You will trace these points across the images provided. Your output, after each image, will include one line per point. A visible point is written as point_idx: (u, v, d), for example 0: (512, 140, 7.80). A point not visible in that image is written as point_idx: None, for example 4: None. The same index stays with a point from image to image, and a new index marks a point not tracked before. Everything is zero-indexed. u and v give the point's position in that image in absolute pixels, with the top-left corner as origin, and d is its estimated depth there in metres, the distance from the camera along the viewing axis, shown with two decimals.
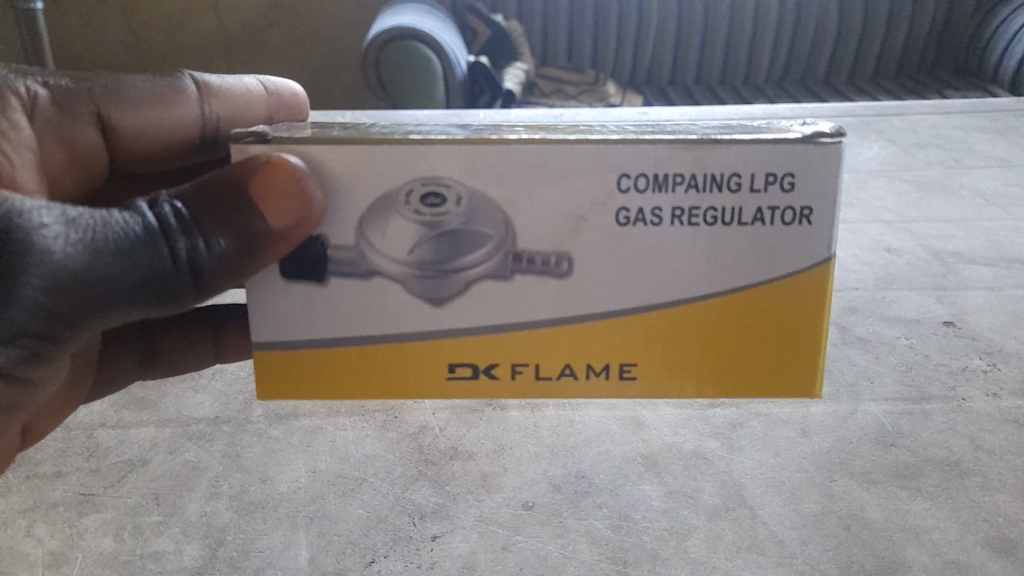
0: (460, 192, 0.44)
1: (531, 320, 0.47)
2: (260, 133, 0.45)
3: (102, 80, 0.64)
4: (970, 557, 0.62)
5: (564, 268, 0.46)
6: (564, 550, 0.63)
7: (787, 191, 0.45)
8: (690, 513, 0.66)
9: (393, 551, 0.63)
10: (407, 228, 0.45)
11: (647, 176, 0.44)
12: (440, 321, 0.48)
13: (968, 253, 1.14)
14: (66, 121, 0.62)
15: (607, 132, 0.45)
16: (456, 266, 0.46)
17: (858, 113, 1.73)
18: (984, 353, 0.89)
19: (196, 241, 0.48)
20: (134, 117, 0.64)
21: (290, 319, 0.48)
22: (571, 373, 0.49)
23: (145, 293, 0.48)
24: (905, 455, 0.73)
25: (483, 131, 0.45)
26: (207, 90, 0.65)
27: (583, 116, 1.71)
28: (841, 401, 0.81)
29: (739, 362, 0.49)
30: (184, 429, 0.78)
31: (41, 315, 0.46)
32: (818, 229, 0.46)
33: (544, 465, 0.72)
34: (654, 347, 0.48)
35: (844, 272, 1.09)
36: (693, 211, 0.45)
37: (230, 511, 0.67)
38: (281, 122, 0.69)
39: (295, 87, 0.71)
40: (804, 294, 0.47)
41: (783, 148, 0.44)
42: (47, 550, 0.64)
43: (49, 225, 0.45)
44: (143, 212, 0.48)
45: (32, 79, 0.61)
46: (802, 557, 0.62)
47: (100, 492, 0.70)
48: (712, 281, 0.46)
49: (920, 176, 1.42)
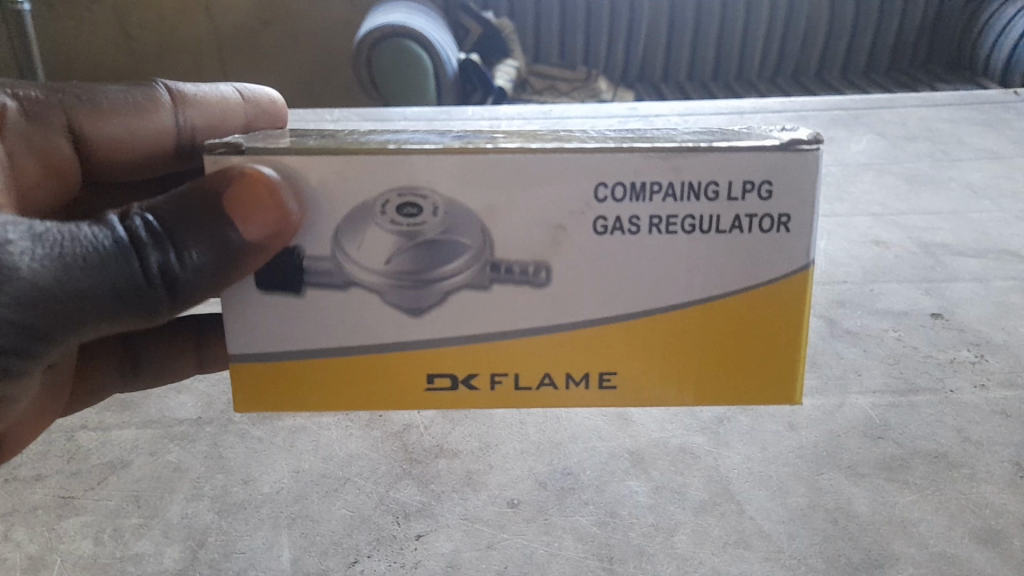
0: (436, 202, 0.44)
1: (512, 329, 0.47)
2: (234, 144, 0.45)
3: (76, 91, 0.65)
4: (957, 548, 0.62)
5: (543, 278, 0.46)
6: (550, 547, 0.62)
7: (765, 199, 0.45)
8: (677, 509, 0.66)
9: (376, 551, 0.62)
10: (384, 238, 0.45)
11: (624, 185, 0.44)
12: (420, 331, 0.48)
13: (957, 245, 1.13)
14: (38, 132, 0.62)
15: (586, 140, 0.45)
16: (434, 276, 0.46)
17: (847, 106, 1.73)
18: (973, 344, 0.88)
19: (169, 253, 0.47)
20: (110, 126, 0.65)
21: (267, 329, 0.48)
22: (551, 382, 0.49)
23: (117, 306, 0.47)
24: (893, 447, 0.72)
25: (465, 141, 0.45)
26: (183, 99, 0.67)
27: (573, 113, 1.71)
28: (829, 394, 0.80)
29: (721, 369, 0.49)
30: (166, 430, 0.77)
31: (12, 334, 0.45)
32: (797, 236, 0.46)
33: (530, 462, 0.71)
34: (635, 356, 0.48)
35: (834, 265, 1.08)
36: (671, 219, 0.45)
37: (212, 512, 0.67)
38: (259, 129, 0.71)
39: (271, 95, 0.74)
40: (785, 299, 0.47)
41: (761, 156, 0.44)
42: (27, 554, 0.63)
43: (16, 242, 0.44)
44: (114, 224, 0.47)
45: (3, 93, 0.62)
46: (789, 551, 0.62)
47: (81, 495, 0.69)
48: (692, 290, 0.47)
49: (910, 169, 1.42)
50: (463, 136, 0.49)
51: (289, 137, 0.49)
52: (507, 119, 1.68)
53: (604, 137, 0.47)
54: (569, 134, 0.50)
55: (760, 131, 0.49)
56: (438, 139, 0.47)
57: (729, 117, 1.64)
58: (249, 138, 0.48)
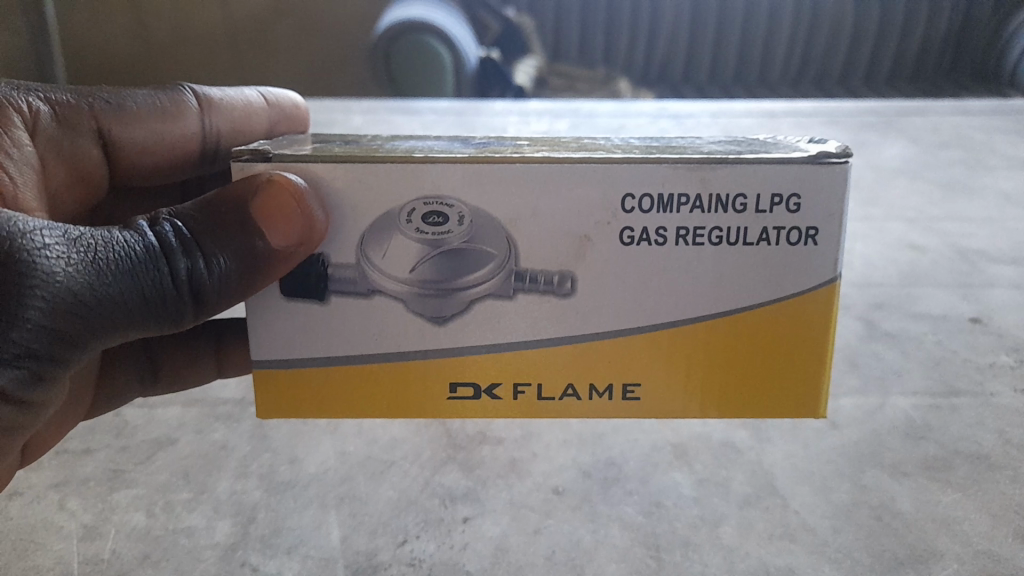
0: (462, 211, 0.46)
1: (534, 339, 0.49)
2: (259, 153, 0.47)
3: (103, 94, 0.69)
4: (1002, 547, 0.61)
5: (567, 287, 0.48)
6: (596, 535, 0.62)
7: (793, 211, 0.47)
8: (722, 502, 0.66)
9: (425, 532, 0.63)
10: (409, 247, 0.47)
11: (651, 196, 0.46)
12: (441, 340, 0.49)
13: (993, 252, 1.13)
14: (67, 136, 0.65)
15: (619, 151, 0.47)
16: (457, 284, 0.48)
17: (879, 113, 1.74)
18: (1012, 349, 0.88)
19: (197, 260, 0.49)
20: (139, 131, 0.69)
21: (290, 337, 0.50)
22: (574, 393, 0.51)
23: (145, 312, 0.48)
24: (934, 448, 0.73)
25: (490, 151, 0.47)
26: (209, 105, 0.73)
27: (601, 111, 1.72)
28: (870, 394, 0.81)
29: (742, 383, 0.51)
30: (210, 410, 0.79)
31: (44, 339, 0.46)
32: (824, 249, 0.48)
33: (573, 452, 0.72)
34: (656, 367, 0.50)
35: (869, 267, 1.09)
36: (698, 230, 0.47)
37: (260, 490, 0.67)
38: (282, 133, 0.80)
39: (294, 99, 0.82)
40: (807, 316, 0.49)
41: (790, 169, 0.46)
42: (81, 523, 0.64)
43: (51, 246, 0.46)
44: (143, 231, 0.49)
45: (34, 96, 0.64)
46: (835, 545, 0.61)
47: (130, 469, 0.70)
48: (715, 303, 0.49)
49: (943, 176, 1.42)
50: (485, 144, 0.52)
51: (312, 144, 0.52)
52: (535, 115, 1.68)
53: (630, 147, 0.50)
54: (593, 143, 0.53)
55: (787, 142, 0.51)
56: (461, 147, 0.49)
57: (759, 119, 1.65)
58: (275, 145, 0.51)
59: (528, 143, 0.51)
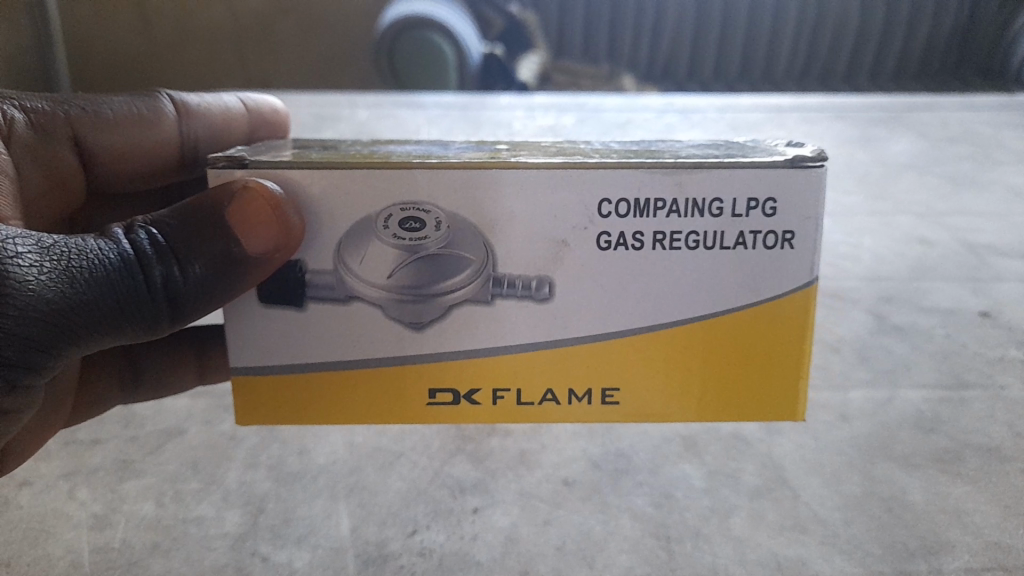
0: (440, 217, 0.46)
1: (513, 344, 0.49)
2: (235, 158, 0.46)
3: (79, 101, 0.67)
4: (1013, 539, 0.61)
5: (545, 292, 0.48)
6: (607, 526, 0.62)
7: (769, 216, 0.46)
8: (732, 493, 0.66)
9: (435, 523, 0.63)
10: (387, 252, 0.47)
11: (627, 201, 0.46)
12: (420, 345, 0.49)
13: (1002, 246, 1.13)
14: (43, 144, 0.63)
15: (604, 156, 0.47)
16: (436, 290, 0.47)
17: (886, 108, 1.73)
18: (1021, 343, 0.88)
19: (172, 267, 0.48)
20: (117, 138, 0.69)
21: (272, 342, 0.50)
22: (553, 398, 0.51)
23: (121, 319, 0.47)
24: (945, 441, 0.72)
25: (468, 157, 0.46)
26: (188, 111, 0.74)
27: (607, 106, 1.71)
28: (880, 388, 0.81)
29: (720, 387, 0.51)
30: (220, 400, 0.79)
31: (17, 348, 0.44)
32: (801, 253, 0.47)
33: (582, 443, 0.72)
34: (634, 372, 0.50)
35: (877, 262, 1.08)
36: (675, 234, 0.47)
37: (270, 480, 0.67)
38: (263, 138, 0.81)
39: (270, 104, 0.84)
40: (785, 319, 0.49)
41: (766, 173, 0.46)
42: (91, 513, 0.64)
43: (24, 255, 0.44)
44: (118, 239, 0.48)
45: (9, 104, 0.62)
46: (845, 536, 0.61)
47: (139, 460, 0.70)
48: (694, 308, 0.48)
49: (951, 171, 1.41)
50: (466, 148, 0.51)
51: (290, 150, 0.51)
52: (541, 110, 1.68)
53: (610, 151, 0.49)
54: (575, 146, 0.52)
55: (765, 145, 0.51)
56: (443, 152, 0.49)
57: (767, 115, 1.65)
58: (256, 151, 0.51)
59: (509, 148, 0.51)
